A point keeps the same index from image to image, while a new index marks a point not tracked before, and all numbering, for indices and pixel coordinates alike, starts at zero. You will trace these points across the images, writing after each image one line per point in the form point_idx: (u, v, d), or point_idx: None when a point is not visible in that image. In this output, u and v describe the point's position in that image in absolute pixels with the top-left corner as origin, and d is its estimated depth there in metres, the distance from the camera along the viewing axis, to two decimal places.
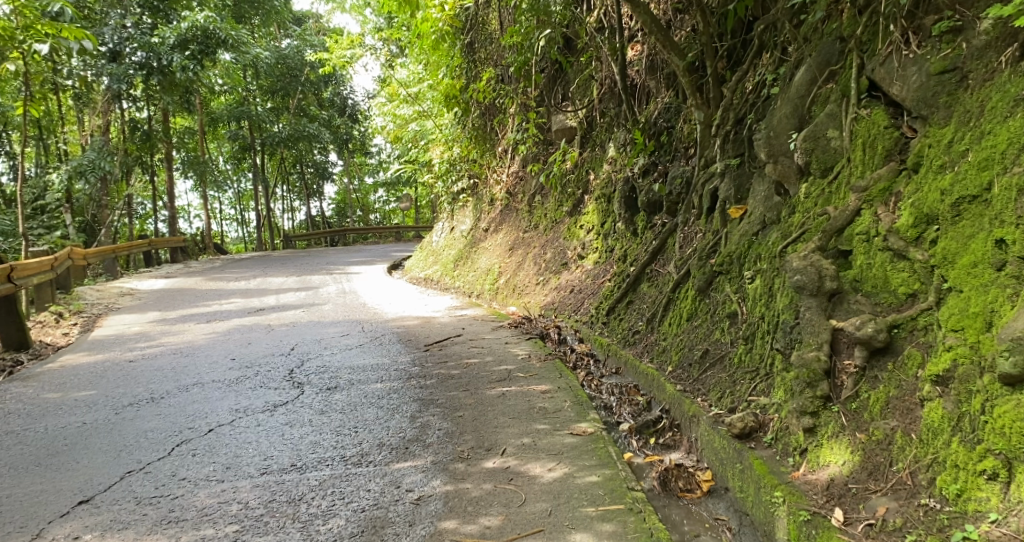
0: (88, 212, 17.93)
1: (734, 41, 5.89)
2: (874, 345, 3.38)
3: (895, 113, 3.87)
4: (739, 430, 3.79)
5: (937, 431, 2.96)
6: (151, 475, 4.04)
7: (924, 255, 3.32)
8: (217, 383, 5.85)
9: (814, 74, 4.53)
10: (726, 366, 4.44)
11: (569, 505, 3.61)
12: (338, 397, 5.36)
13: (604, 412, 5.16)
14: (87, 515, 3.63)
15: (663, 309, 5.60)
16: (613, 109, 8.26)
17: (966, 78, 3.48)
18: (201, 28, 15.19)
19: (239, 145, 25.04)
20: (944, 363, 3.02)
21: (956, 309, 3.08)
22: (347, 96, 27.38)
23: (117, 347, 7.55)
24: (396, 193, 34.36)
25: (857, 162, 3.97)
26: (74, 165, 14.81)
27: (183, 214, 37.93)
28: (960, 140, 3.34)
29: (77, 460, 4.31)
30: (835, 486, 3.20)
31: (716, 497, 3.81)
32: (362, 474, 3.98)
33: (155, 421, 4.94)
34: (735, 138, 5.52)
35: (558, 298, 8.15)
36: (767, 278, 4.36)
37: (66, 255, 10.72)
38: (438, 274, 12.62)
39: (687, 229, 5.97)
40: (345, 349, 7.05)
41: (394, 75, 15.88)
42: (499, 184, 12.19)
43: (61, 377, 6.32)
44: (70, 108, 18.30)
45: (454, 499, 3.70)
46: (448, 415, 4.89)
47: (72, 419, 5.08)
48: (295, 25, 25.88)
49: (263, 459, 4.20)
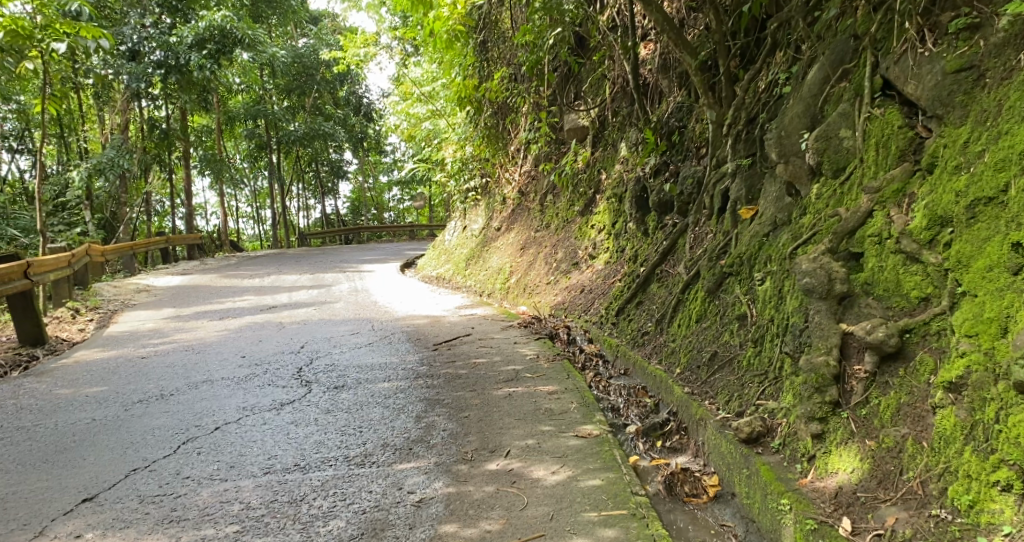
0: (107, 209, 18.11)
1: (748, 39, 5.80)
2: (885, 350, 3.30)
3: (909, 113, 3.78)
4: (746, 435, 3.72)
5: (949, 439, 2.88)
6: (155, 474, 4.04)
7: (937, 258, 3.24)
8: (227, 381, 5.86)
9: (827, 73, 4.46)
10: (734, 370, 4.37)
11: (572, 509, 3.56)
12: (345, 396, 5.35)
13: (611, 414, 5.11)
14: (90, 513, 3.64)
15: (673, 309, 5.53)
16: (625, 108, 8.19)
17: (983, 76, 3.39)
18: (218, 27, 15.02)
19: (256, 143, 25.18)
20: (957, 371, 2.94)
21: (969, 314, 3.00)
22: (362, 95, 27.40)
23: (130, 344, 7.59)
24: (410, 191, 34.41)
25: (870, 162, 3.90)
26: (93, 163, 14.92)
27: (200, 210, 38.28)
28: (976, 141, 3.26)
29: (84, 457, 4.32)
30: (843, 494, 3.13)
31: (722, 503, 3.75)
32: (365, 475, 3.96)
33: (163, 418, 4.95)
34: (747, 138, 5.45)
35: (568, 298, 8.09)
36: (777, 280, 4.29)
37: (83, 252, 10.79)
38: (450, 273, 12.61)
39: (698, 229, 5.89)
40: (354, 348, 7.04)
41: (409, 74, 15.88)
42: (512, 184, 12.14)
43: (75, 373, 6.36)
44: (90, 107, 18.46)
45: (457, 501, 3.66)
46: (454, 416, 4.86)
47: (82, 415, 5.10)
48: (312, 25, 25.99)
49: (267, 458, 4.19)
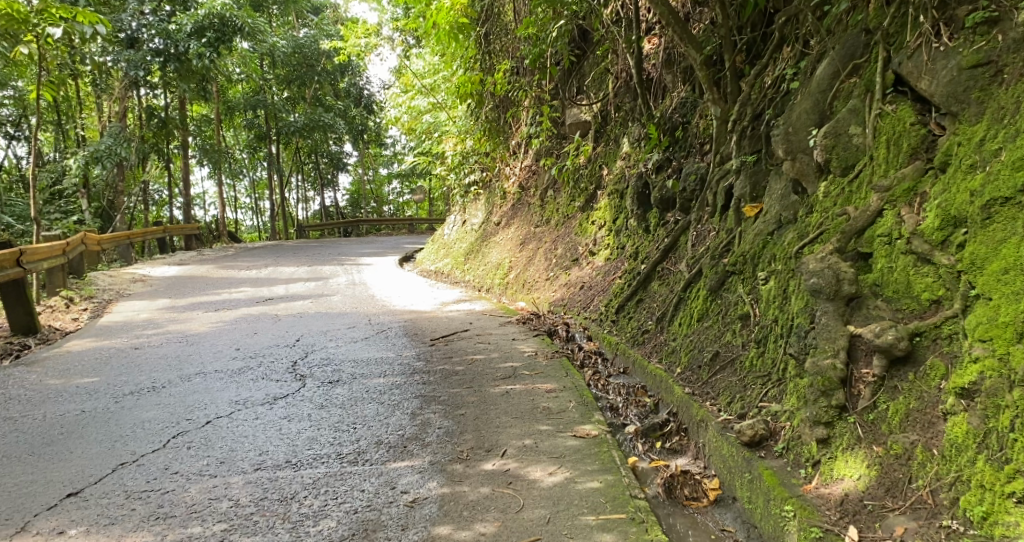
0: (104, 198, 17.96)
1: (754, 34, 5.69)
2: (895, 354, 3.20)
3: (922, 110, 3.68)
4: (748, 439, 3.64)
5: (961, 447, 2.79)
6: (143, 468, 3.95)
7: (949, 259, 3.15)
8: (220, 374, 5.76)
9: (837, 67, 4.35)
10: (737, 370, 4.28)
11: (569, 512, 3.47)
12: (340, 392, 5.25)
13: (609, 413, 5.02)
14: (73, 509, 3.54)
15: (674, 308, 5.44)
16: (628, 103, 8.09)
17: (1001, 71, 3.28)
18: (218, 15, 15.00)
19: (255, 134, 25.03)
20: (971, 376, 2.85)
21: (983, 318, 2.90)
22: (363, 87, 27.22)
23: (124, 334, 7.49)
24: (409, 184, 34.17)
25: (880, 160, 3.80)
26: (90, 150, 14.77)
27: (199, 200, 38.14)
28: (992, 139, 3.15)
29: (72, 450, 4.22)
30: (849, 502, 3.04)
31: (723, 507, 3.65)
32: (357, 473, 3.86)
33: (153, 411, 4.86)
34: (752, 134, 5.33)
35: (567, 295, 8.01)
36: (781, 279, 4.20)
37: (78, 240, 10.68)
38: (449, 267, 12.50)
39: (700, 227, 5.79)
40: (350, 342, 6.94)
41: (411, 66, 15.76)
42: (512, 178, 12.04)
43: (66, 363, 6.25)
44: (88, 94, 18.26)
45: (451, 502, 3.57)
46: (449, 413, 4.76)
47: (71, 407, 5.00)
48: (314, 15, 25.75)
49: (259, 454, 4.10)
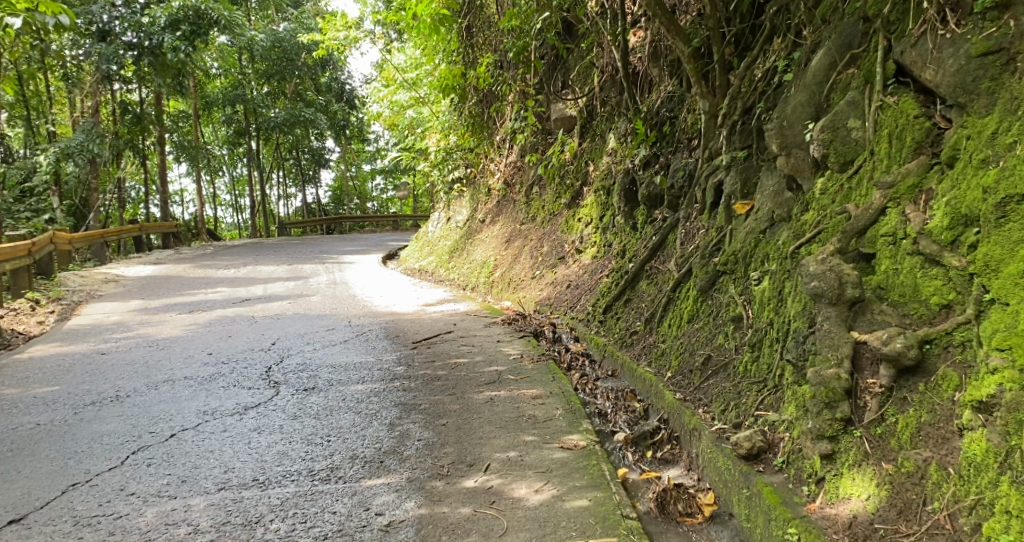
0: (77, 196, 17.43)
1: (743, 25, 5.45)
2: (903, 363, 2.99)
3: (926, 101, 3.47)
4: (746, 451, 3.43)
5: (982, 467, 2.57)
6: (95, 489, 3.67)
7: (960, 261, 2.94)
8: (189, 381, 5.47)
9: (834, 57, 4.13)
10: (730, 375, 4.07)
11: (556, 536, 3.24)
12: (315, 400, 4.99)
13: (597, 419, 4.79)
14: (14, 538, 3.26)
15: (663, 308, 5.23)
16: (614, 97, 7.83)
17: (1014, 59, 3.05)
18: (192, 8, 14.56)
19: (234, 128, 24.49)
20: (989, 388, 2.64)
21: (999, 325, 2.69)
22: (344, 82, 26.62)
23: (91, 339, 7.15)
24: (395, 180, 33.70)
25: (881, 154, 3.59)
26: (61, 146, 14.35)
27: (177, 195, 37.42)
28: (1005, 132, 2.94)
29: (19, 470, 3.93)
30: (858, 524, 2.84)
31: (719, 524, 3.45)
32: (329, 493, 3.60)
33: (114, 424, 4.57)
34: (742, 129, 5.12)
35: (553, 294, 7.79)
36: (777, 280, 3.99)
37: (46, 240, 10.28)
38: (433, 266, 12.24)
39: (689, 225, 5.57)
40: (328, 345, 6.67)
41: (391, 60, 15.41)
42: (496, 175, 11.75)
43: (26, 370, 5.94)
44: (59, 89, 17.67)
45: (429, 525, 3.33)
46: (430, 423, 4.51)
47: (25, 420, 4.70)
48: (294, 7, 25.15)
49: (224, 472, 3.83)
